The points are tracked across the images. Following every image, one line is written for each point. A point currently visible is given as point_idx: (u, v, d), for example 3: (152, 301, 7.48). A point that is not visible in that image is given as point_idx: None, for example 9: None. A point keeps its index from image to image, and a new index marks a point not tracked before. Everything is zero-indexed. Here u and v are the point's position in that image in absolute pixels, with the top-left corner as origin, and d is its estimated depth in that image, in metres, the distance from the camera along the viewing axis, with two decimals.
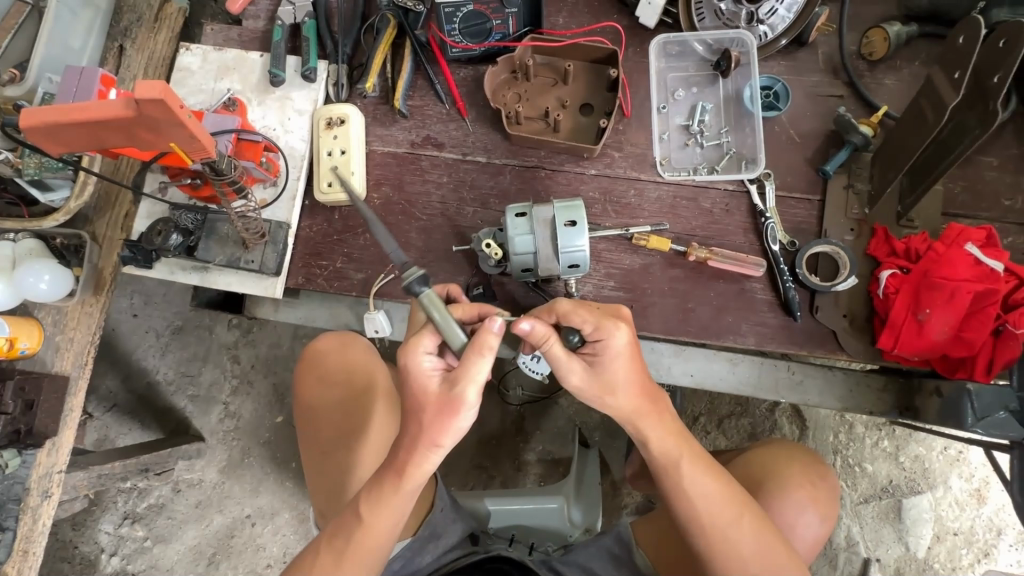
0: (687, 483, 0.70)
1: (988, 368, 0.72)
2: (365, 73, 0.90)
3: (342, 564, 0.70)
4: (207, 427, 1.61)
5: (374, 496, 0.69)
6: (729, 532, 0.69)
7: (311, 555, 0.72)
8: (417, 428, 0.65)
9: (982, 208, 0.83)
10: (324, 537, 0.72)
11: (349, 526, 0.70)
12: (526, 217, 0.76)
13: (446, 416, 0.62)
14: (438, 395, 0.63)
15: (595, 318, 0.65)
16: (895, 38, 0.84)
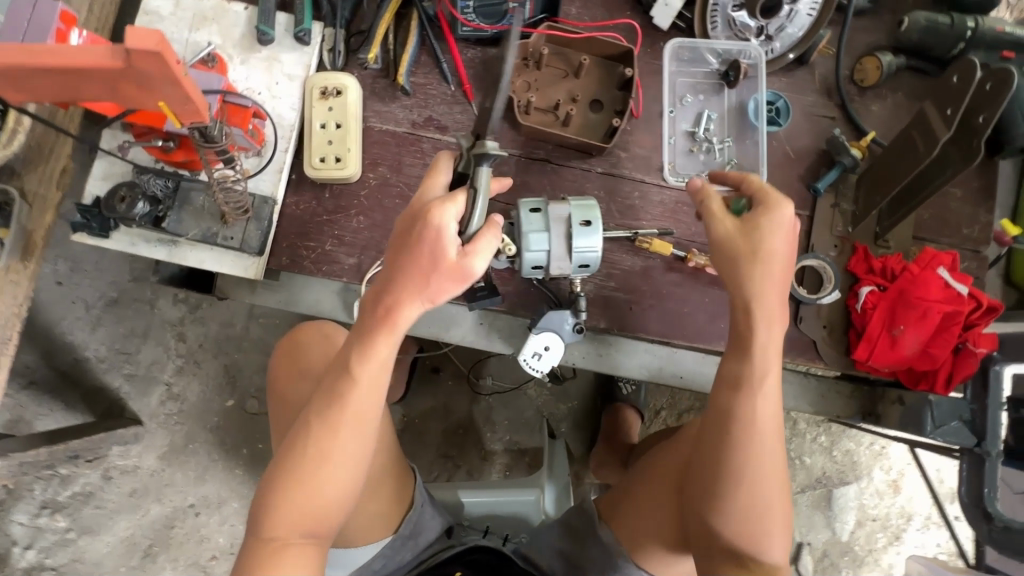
0: (759, 400, 0.69)
1: (948, 382, 0.80)
2: (367, 42, 0.84)
3: (334, 435, 0.69)
4: (146, 409, 1.47)
5: (359, 351, 0.69)
6: (768, 452, 0.69)
7: (301, 436, 0.69)
8: (419, 286, 0.67)
9: (946, 234, 0.91)
10: (310, 414, 0.70)
11: (336, 388, 0.69)
12: (542, 214, 0.74)
13: (453, 280, 0.67)
14: (452, 262, 0.67)
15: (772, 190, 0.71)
16: (887, 67, 0.89)
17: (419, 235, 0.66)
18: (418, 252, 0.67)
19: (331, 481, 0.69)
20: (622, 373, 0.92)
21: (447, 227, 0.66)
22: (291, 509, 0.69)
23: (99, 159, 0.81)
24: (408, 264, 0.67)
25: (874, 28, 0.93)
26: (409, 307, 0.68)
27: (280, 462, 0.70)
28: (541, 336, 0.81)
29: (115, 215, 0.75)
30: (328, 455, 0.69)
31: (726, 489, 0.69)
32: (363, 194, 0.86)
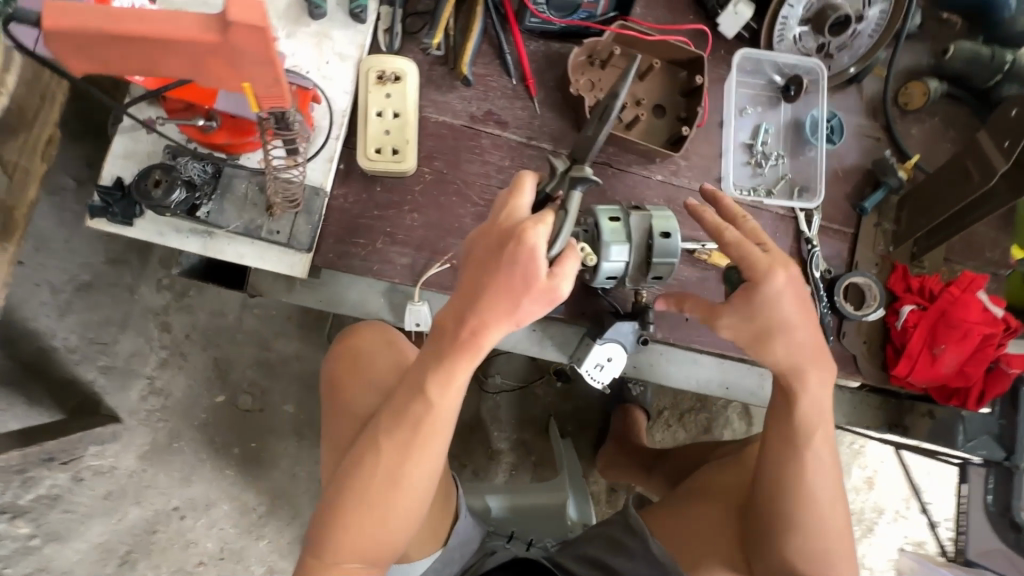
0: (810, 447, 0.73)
1: (979, 399, 0.84)
2: (432, 27, 0.77)
3: (406, 458, 0.66)
4: (125, 405, 1.35)
5: (440, 373, 0.65)
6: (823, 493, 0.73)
7: (369, 457, 0.66)
8: (507, 309, 0.63)
9: (972, 257, 0.96)
10: (379, 433, 0.66)
11: (410, 408, 0.65)
12: (624, 223, 0.73)
13: (543, 303, 0.64)
14: (543, 282, 0.62)
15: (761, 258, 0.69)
16: (933, 93, 0.92)
17: (508, 256, 0.61)
18: (506, 273, 0.62)
19: (401, 504, 0.66)
20: (670, 383, 0.92)
21: (540, 247, 0.62)
22: (355, 534, 0.66)
23: (121, 135, 0.72)
24: (494, 286, 0.62)
25: (919, 53, 0.95)
26: (495, 329, 0.64)
27: (345, 482, 0.66)
28: (605, 347, 0.79)
29: (149, 202, 0.66)
30: (399, 478, 0.66)
31: (787, 531, 0.72)
32: (418, 190, 0.81)
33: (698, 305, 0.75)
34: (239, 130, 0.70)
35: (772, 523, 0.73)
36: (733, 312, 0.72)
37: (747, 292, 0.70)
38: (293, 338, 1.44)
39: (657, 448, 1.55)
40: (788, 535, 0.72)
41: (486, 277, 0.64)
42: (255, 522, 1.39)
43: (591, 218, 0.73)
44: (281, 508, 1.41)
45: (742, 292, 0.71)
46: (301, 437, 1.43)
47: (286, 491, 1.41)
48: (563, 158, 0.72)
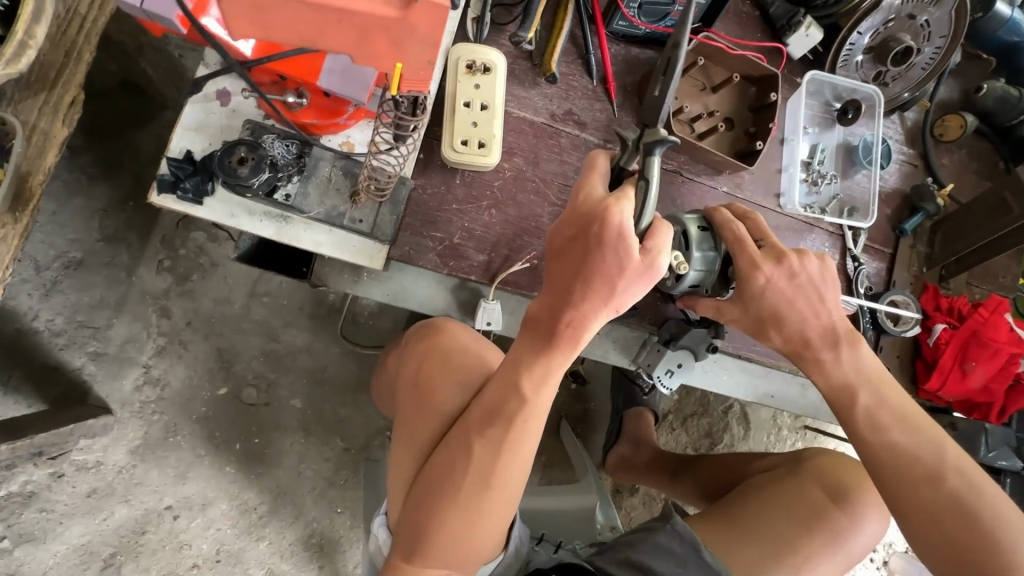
0: (873, 421, 0.71)
1: (1000, 412, 0.93)
2: (528, 20, 0.76)
3: (499, 455, 0.66)
4: (117, 395, 1.24)
5: (538, 369, 0.66)
6: (929, 464, 0.67)
7: (462, 454, 0.67)
8: (603, 295, 0.62)
9: (991, 282, 1.03)
10: (472, 431, 0.67)
11: (504, 404, 0.66)
12: (710, 234, 0.77)
13: (641, 282, 0.63)
14: (640, 261, 0.62)
15: (747, 259, 0.73)
16: (968, 126, 0.97)
17: (597, 242, 0.60)
18: (598, 260, 0.61)
19: (493, 503, 0.67)
20: (719, 391, 0.95)
21: (628, 225, 0.60)
22: (445, 535, 0.65)
23: (192, 104, 0.66)
24: (587, 274, 0.62)
25: (953, 89, 1.02)
26: (594, 319, 0.63)
27: (437, 482, 0.67)
28: (676, 354, 0.85)
29: (233, 180, 0.61)
30: (492, 477, 0.66)
31: (917, 521, 0.67)
32: (497, 185, 0.78)
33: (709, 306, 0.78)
34: (328, 110, 0.66)
35: (909, 515, 0.67)
36: (738, 307, 0.76)
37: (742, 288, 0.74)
38: (303, 329, 1.37)
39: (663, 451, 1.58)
40: (918, 522, 0.67)
41: (575, 266, 0.63)
42: (255, 522, 1.31)
43: (679, 225, 0.77)
44: (283, 507, 1.33)
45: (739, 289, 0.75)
46: (308, 434, 1.36)
47: (290, 490, 1.34)
48: (633, 129, 0.65)
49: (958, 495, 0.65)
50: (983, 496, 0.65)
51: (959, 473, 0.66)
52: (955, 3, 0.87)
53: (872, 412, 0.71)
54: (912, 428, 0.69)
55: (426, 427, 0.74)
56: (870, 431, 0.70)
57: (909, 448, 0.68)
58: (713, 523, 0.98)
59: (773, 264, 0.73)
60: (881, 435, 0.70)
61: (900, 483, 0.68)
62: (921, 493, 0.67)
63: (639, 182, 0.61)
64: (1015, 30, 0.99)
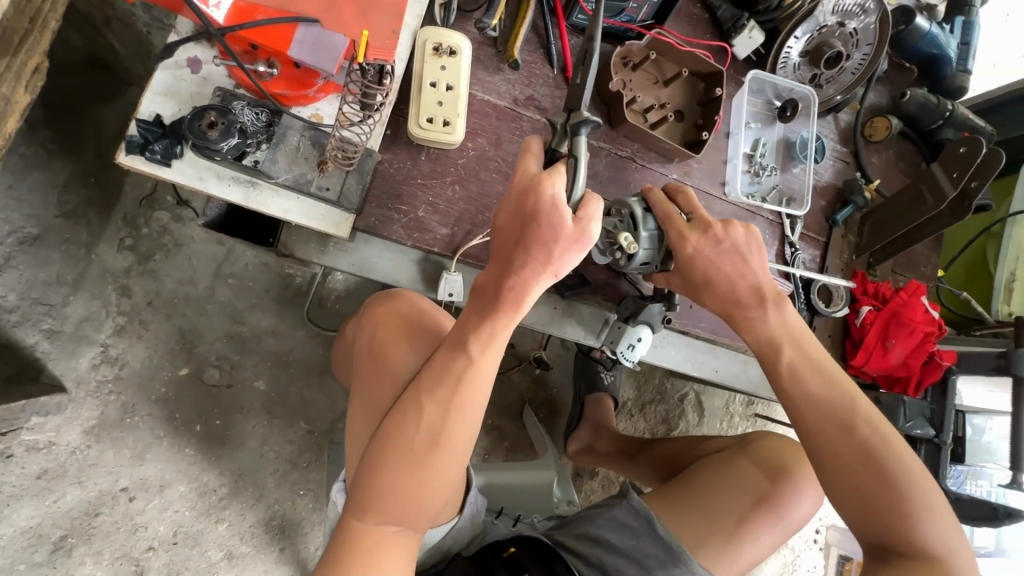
0: (797, 378, 0.78)
1: (917, 386, 1.03)
2: (492, 8, 0.81)
3: (448, 415, 0.70)
4: (73, 374, 1.22)
5: (484, 332, 0.69)
6: (844, 415, 0.74)
7: (412, 414, 0.70)
8: (542, 261, 0.66)
9: (912, 270, 1.13)
10: (422, 391, 0.70)
11: (452, 366, 0.70)
12: (651, 215, 0.84)
13: (575, 249, 0.66)
14: (572, 229, 0.65)
15: (676, 228, 0.81)
16: (893, 127, 1.07)
17: (533, 214, 0.64)
18: (535, 230, 0.65)
19: (441, 462, 0.70)
20: (668, 366, 1.01)
21: (560, 196, 0.64)
22: (395, 491, 0.68)
23: (163, 70, 0.67)
24: (527, 241, 0.65)
25: (882, 95, 1.12)
26: (536, 284, 0.67)
27: (387, 441, 0.69)
28: (636, 328, 0.89)
29: (202, 142, 0.64)
30: (441, 435, 0.69)
31: (835, 467, 0.74)
32: (461, 163, 0.83)
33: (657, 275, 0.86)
34: (299, 82, 0.70)
35: (827, 462, 0.74)
36: (678, 274, 0.83)
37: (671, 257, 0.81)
38: (269, 312, 1.38)
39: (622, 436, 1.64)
40: (835, 468, 0.74)
41: (516, 238, 0.67)
42: (215, 504, 1.30)
43: (626, 209, 0.84)
44: (244, 489, 1.33)
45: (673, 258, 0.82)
46: (271, 415, 1.36)
47: (252, 472, 1.34)
48: (560, 113, 0.68)
49: (869, 442, 0.73)
50: (889, 444, 0.72)
51: (867, 420, 0.74)
52: (878, 15, 0.97)
53: (794, 369, 0.78)
54: (829, 382, 0.76)
55: (382, 391, 0.77)
56: (792, 388, 0.77)
57: (823, 400, 0.75)
58: (663, 492, 1.03)
59: (699, 234, 0.80)
60: (802, 391, 0.77)
61: (819, 436, 0.75)
62: (834, 445, 0.74)
63: (568, 160, 0.66)
64: (934, 43, 1.11)
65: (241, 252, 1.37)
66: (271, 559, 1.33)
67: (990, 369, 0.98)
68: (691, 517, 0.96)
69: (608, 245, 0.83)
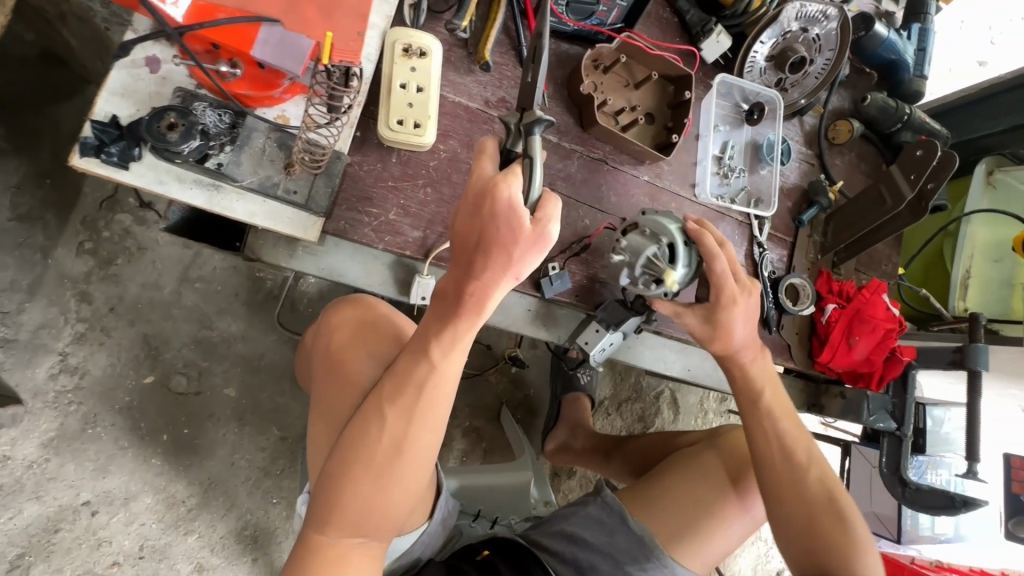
0: (766, 417, 0.84)
1: (879, 381, 1.05)
2: (462, 9, 0.80)
3: (411, 422, 0.70)
4: (29, 385, 1.17)
5: (446, 336, 0.70)
6: (801, 457, 0.82)
7: (376, 421, 0.69)
8: (502, 263, 0.66)
9: (873, 268, 1.17)
10: (384, 397, 0.70)
11: (414, 372, 0.70)
12: (690, 249, 0.83)
13: (535, 250, 0.67)
14: (530, 232, 0.65)
15: (727, 296, 0.83)
16: (855, 130, 1.10)
17: (490, 214, 0.63)
18: (492, 231, 0.64)
19: (406, 468, 0.70)
20: (639, 363, 1.03)
21: (517, 198, 0.63)
22: (358, 501, 0.68)
23: (118, 69, 0.65)
24: (486, 245, 0.65)
25: (844, 99, 1.16)
26: (497, 287, 0.67)
27: (350, 449, 0.69)
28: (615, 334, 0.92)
29: (161, 144, 0.61)
30: (404, 443, 0.70)
31: (787, 500, 0.80)
32: (432, 165, 0.82)
33: (667, 304, 0.87)
34: (263, 83, 0.68)
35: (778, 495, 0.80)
36: (695, 314, 0.86)
37: (714, 316, 0.85)
38: (238, 317, 1.35)
39: (599, 435, 1.65)
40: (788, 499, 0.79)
41: (475, 241, 0.66)
42: (183, 516, 1.26)
43: (666, 237, 0.82)
44: (214, 500, 1.29)
45: (703, 310, 0.86)
46: (242, 423, 1.33)
47: (222, 481, 1.30)
48: (513, 113, 0.67)
49: (820, 484, 0.80)
50: (840, 486, 0.81)
51: (821, 467, 0.82)
52: (839, 22, 1.00)
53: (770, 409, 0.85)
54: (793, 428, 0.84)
55: (342, 399, 0.78)
56: (766, 425, 0.84)
57: (787, 439, 0.83)
58: (632, 490, 1.04)
59: (744, 296, 0.85)
60: (774, 429, 0.83)
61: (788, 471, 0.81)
62: (789, 480, 0.80)
63: (524, 160, 0.65)
64: (892, 49, 1.14)
65: (209, 255, 1.33)
66: (244, 570, 1.30)
67: (947, 363, 1.00)
68: (662, 516, 0.97)
69: (643, 274, 0.83)
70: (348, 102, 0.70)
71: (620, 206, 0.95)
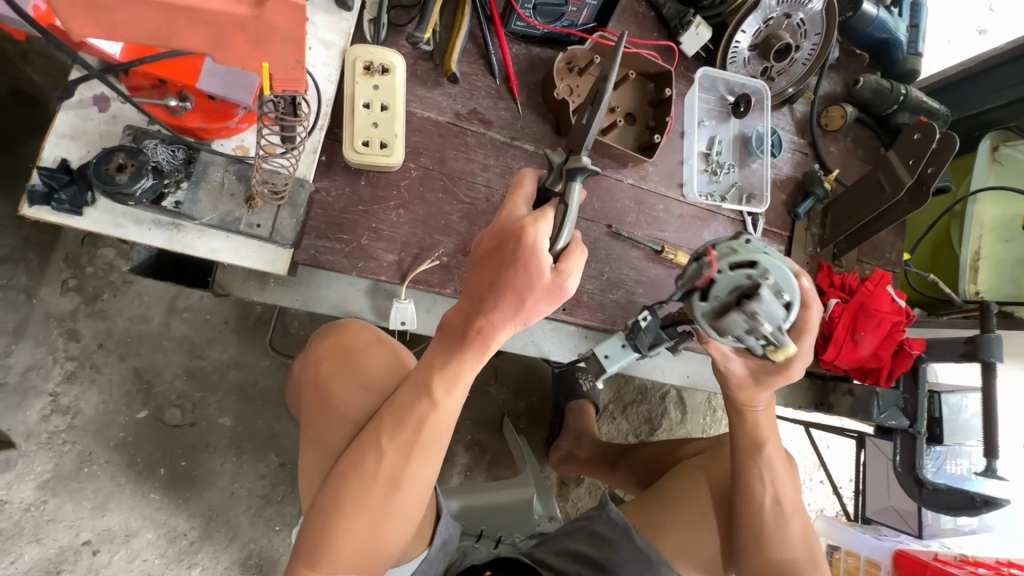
0: (764, 466, 0.87)
1: (889, 376, 1.00)
2: (423, 22, 0.77)
3: (410, 460, 0.66)
4: (20, 428, 1.15)
5: (448, 372, 0.66)
6: (789, 511, 0.86)
7: (373, 454, 0.66)
8: (513, 307, 0.62)
9: (876, 258, 1.12)
10: (382, 432, 0.66)
11: (414, 409, 0.66)
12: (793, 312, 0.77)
13: (549, 300, 0.62)
14: (550, 279, 0.61)
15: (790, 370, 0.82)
16: (849, 116, 1.06)
17: (511, 255, 0.59)
18: (508, 273, 0.60)
19: (403, 504, 0.67)
20: (637, 373, 1.02)
21: (543, 243, 0.59)
22: (351, 538, 0.64)
23: (65, 110, 0.63)
24: (499, 285, 0.61)
25: (836, 83, 1.11)
26: (503, 329, 0.64)
27: (343, 482, 0.65)
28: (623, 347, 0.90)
29: (112, 188, 0.59)
30: (401, 478, 0.66)
31: (767, 548, 0.85)
32: (404, 185, 0.79)
33: (720, 350, 0.84)
34: (216, 114, 0.64)
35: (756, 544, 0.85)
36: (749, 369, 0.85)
37: (765, 376, 0.84)
38: (229, 344, 1.33)
39: (605, 441, 1.62)
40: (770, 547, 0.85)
41: (489, 278, 0.61)
42: (186, 549, 1.25)
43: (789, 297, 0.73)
44: (216, 531, 1.28)
45: (754, 364, 0.85)
46: (240, 452, 1.31)
47: (223, 511, 1.29)
48: (557, 150, 0.62)
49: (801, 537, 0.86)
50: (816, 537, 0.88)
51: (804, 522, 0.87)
52: (824, 4, 0.96)
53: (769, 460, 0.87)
54: (784, 479, 0.88)
55: (331, 433, 0.71)
56: (765, 473, 0.86)
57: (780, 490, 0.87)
58: (641, 506, 0.99)
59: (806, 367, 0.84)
60: (771, 478, 0.86)
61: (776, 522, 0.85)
62: (775, 529, 0.85)
63: (559, 205, 0.61)
64: (883, 28, 1.10)
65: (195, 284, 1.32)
66: None
67: (959, 355, 0.94)
68: (673, 532, 0.93)
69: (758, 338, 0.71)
70: (303, 135, 0.64)
71: (605, 213, 0.92)
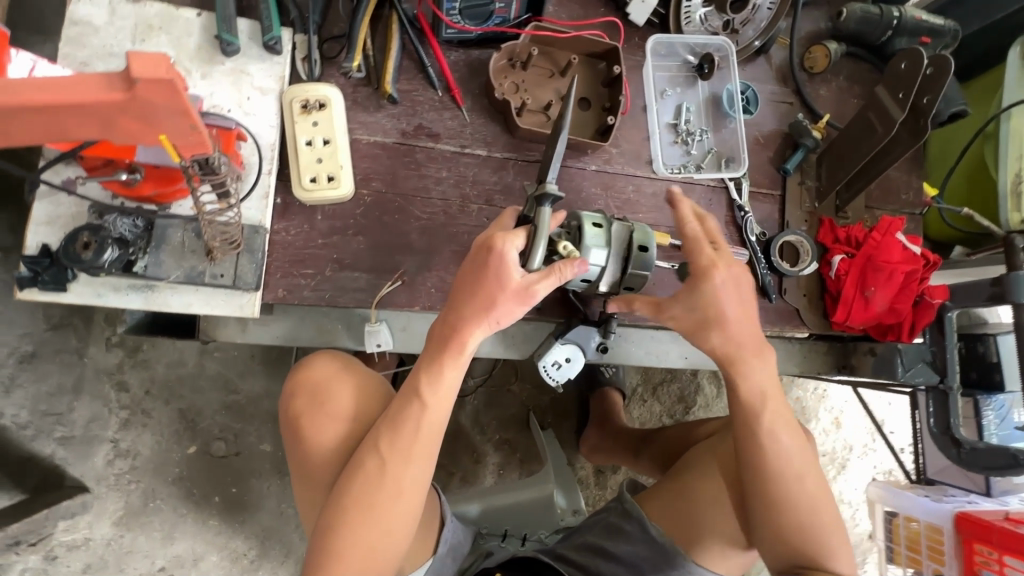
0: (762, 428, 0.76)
1: (911, 331, 0.94)
2: (350, 50, 0.78)
3: (404, 464, 0.68)
4: (91, 473, 1.29)
5: (433, 373, 0.69)
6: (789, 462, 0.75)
7: (369, 462, 0.68)
8: (484, 309, 0.67)
9: (888, 202, 1.03)
10: (381, 439, 0.69)
11: (407, 413, 0.69)
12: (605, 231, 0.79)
13: (516, 302, 0.67)
14: (517, 283, 0.66)
15: (705, 266, 0.75)
16: (833, 54, 0.97)
17: (481, 262, 0.66)
18: (481, 277, 0.66)
19: (401, 510, 0.68)
20: (633, 362, 0.98)
21: (510, 251, 0.66)
22: (356, 548, 0.66)
23: (39, 200, 0.69)
24: (473, 288, 0.67)
25: (817, 20, 1.02)
26: (474, 332, 0.68)
27: (342, 494, 0.68)
28: (565, 346, 0.87)
29: (81, 265, 0.64)
30: (400, 486, 0.68)
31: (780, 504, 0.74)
32: (359, 213, 0.81)
33: (646, 300, 0.79)
34: (165, 179, 0.69)
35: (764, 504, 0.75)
36: (678, 303, 0.77)
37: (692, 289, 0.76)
38: (258, 376, 1.41)
39: (637, 426, 1.59)
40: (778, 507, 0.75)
41: (466, 283, 0.68)
42: (247, 567, 1.36)
43: (576, 220, 0.79)
44: (272, 549, 1.38)
45: (684, 291, 0.77)
46: (282, 474, 1.40)
47: (276, 531, 1.39)
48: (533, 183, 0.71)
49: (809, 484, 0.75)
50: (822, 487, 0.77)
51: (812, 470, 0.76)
52: None
53: (767, 410, 0.76)
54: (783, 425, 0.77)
55: (323, 459, 0.74)
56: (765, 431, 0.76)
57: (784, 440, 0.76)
58: (661, 494, 0.94)
59: (726, 264, 0.76)
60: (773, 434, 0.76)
61: (776, 481, 0.75)
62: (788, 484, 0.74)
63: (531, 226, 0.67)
64: None
65: None
66: None
67: (987, 299, 0.84)
68: (691, 515, 0.89)
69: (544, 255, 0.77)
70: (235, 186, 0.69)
71: (570, 205, 0.89)
